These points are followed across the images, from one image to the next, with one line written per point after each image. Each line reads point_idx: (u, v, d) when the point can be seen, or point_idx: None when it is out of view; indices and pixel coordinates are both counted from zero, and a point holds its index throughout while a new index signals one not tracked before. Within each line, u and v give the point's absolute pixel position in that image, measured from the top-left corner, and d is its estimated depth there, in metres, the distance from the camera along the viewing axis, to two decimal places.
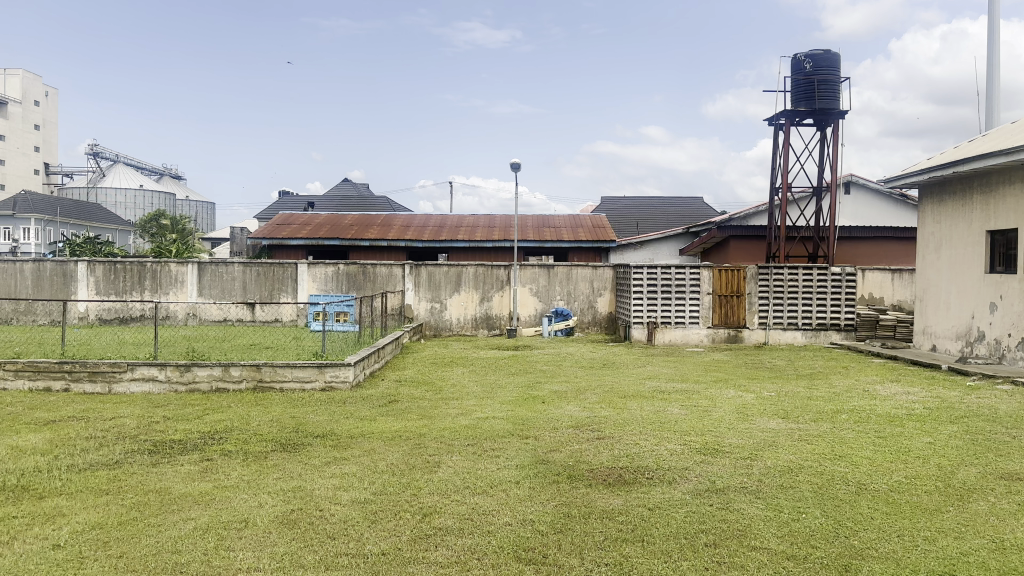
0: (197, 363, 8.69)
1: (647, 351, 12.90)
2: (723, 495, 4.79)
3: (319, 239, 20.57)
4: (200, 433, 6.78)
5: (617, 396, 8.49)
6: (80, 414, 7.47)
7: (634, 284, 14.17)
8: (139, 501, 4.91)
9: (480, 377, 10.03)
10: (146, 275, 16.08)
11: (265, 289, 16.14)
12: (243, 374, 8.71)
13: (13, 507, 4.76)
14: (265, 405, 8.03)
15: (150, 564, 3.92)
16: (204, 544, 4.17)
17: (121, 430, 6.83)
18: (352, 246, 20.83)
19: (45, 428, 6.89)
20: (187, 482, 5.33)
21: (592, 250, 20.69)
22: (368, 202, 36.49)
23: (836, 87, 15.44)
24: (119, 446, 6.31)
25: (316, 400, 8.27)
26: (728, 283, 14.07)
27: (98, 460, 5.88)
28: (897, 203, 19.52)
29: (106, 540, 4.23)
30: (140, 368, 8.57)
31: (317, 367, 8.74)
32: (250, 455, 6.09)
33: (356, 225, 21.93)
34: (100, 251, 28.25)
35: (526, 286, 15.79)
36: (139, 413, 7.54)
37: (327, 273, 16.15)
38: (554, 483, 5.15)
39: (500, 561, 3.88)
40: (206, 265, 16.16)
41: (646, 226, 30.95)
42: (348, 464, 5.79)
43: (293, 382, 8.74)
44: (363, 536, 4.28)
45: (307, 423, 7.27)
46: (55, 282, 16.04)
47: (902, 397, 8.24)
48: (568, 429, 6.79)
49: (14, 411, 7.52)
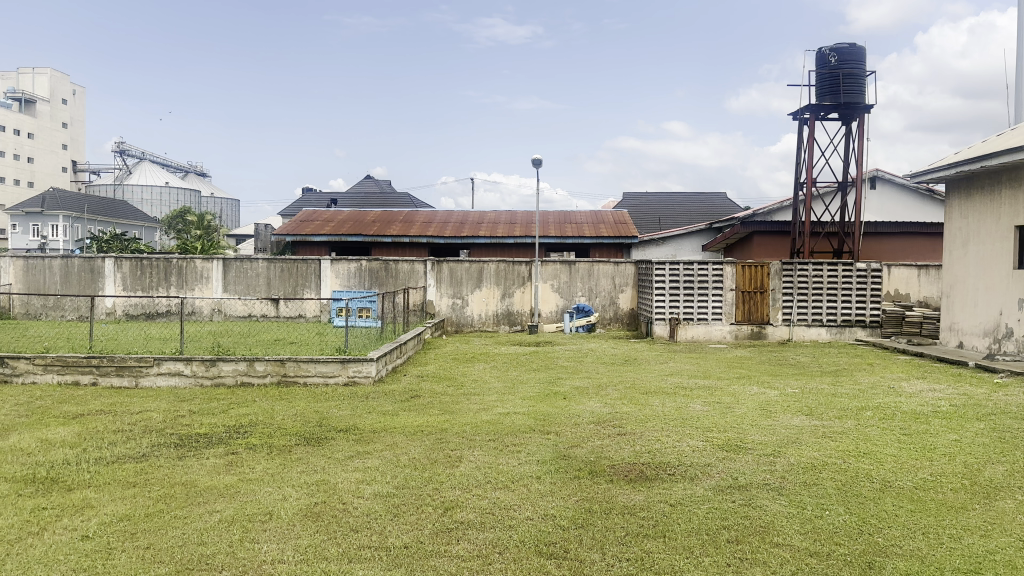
0: (222, 358, 8.80)
1: (669, 347, 12.84)
2: (746, 492, 4.76)
3: (342, 236, 20.72)
4: (225, 427, 6.87)
5: (639, 392, 8.48)
6: (107, 408, 7.60)
7: (656, 280, 14.11)
8: (166, 493, 4.99)
9: (502, 373, 10.06)
10: (172, 271, 16.29)
11: (289, 285, 16.30)
12: (268, 369, 8.81)
13: (43, 499, 4.86)
14: (289, 400, 8.12)
15: (176, 555, 3.98)
16: (229, 537, 4.23)
17: (148, 424, 6.94)
18: (374, 242, 20.95)
19: (73, 421, 7.03)
20: (212, 475, 5.41)
21: (613, 246, 20.62)
22: (390, 199, 36.68)
23: (861, 80, 15.24)
24: (146, 439, 6.42)
25: (339, 395, 8.35)
26: (752, 279, 13.96)
27: (125, 453, 5.98)
28: (924, 198, 19.23)
29: (133, 532, 4.31)
30: (166, 362, 8.70)
31: (340, 362, 8.81)
32: (275, 449, 6.16)
33: (378, 221, 22.06)
34: (127, 247, 28.73)
35: (548, 283, 15.78)
36: (165, 407, 7.66)
37: (349, 269, 16.27)
38: (576, 478, 5.15)
39: (522, 555, 3.90)
40: (231, 261, 16.35)
41: (668, 222, 30.79)
42: (371, 458, 5.84)
43: (316, 377, 8.82)
44: (386, 529, 4.31)
45: (331, 417, 7.34)
46: (83, 278, 16.30)
47: (928, 394, 8.13)
48: (589, 424, 6.79)
49: (44, 404, 7.67)
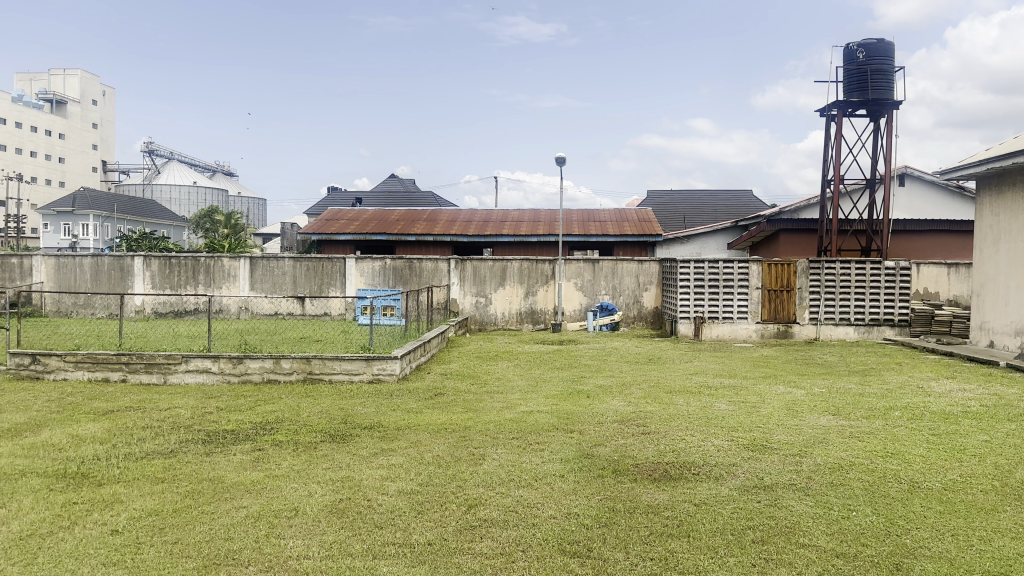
0: (249, 356, 8.90)
1: (693, 346, 12.75)
2: (771, 492, 4.72)
3: (366, 235, 20.85)
4: (251, 424, 6.95)
5: (663, 391, 8.44)
6: (137, 405, 7.73)
7: (681, 279, 14.03)
8: (193, 488, 5.07)
9: (525, 371, 10.06)
10: (200, 269, 16.50)
11: (314, 283, 16.44)
12: (294, 366, 8.90)
13: (74, 493, 4.96)
14: (315, 397, 8.19)
15: (203, 550, 4.04)
16: (255, 533, 4.28)
17: (176, 421, 7.04)
18: (398, 241, 21.05)
19: (103, 417, 7.16)
20: (239, 471, 5.48)
21: (638, 244, 20.53)
22: (414, 198, 36.81)
23: (890, 76, 15.01)
24: (174, 435, 6.51)
25: (363, 392, 8.40)
26: (778, 277, 13.82)
27: (154, 449, 6.08)
28: (954, 195, 18.90)
29: (162, 527, 4.38)
30: (194, 360, 8.82)
31: (364, 360, 8.88)
32: (301, 445, 6.23)
33: (403, 220, 22.16)
34: (155, 246, 29.16)
35: (571, 281, 15.75)
36: (193, 404, 7.77)
37: (374, 268, 16.37)
38: (599, 477, 5.14)
39: (545, 553, 3.90)
40: (258, 259, 16.53)
41: (693, 221, 30.59)
42: (394, 455, 5.87)
43: (341, 374, 8.90)
44: (410, 526, 4.34)
45: (355, 414, 7.39)
46: (113, 277, 16.56)
47: (958, 394, 7.99)
48: (613, 423, 6.77)
49: (74, 401, 7.82)
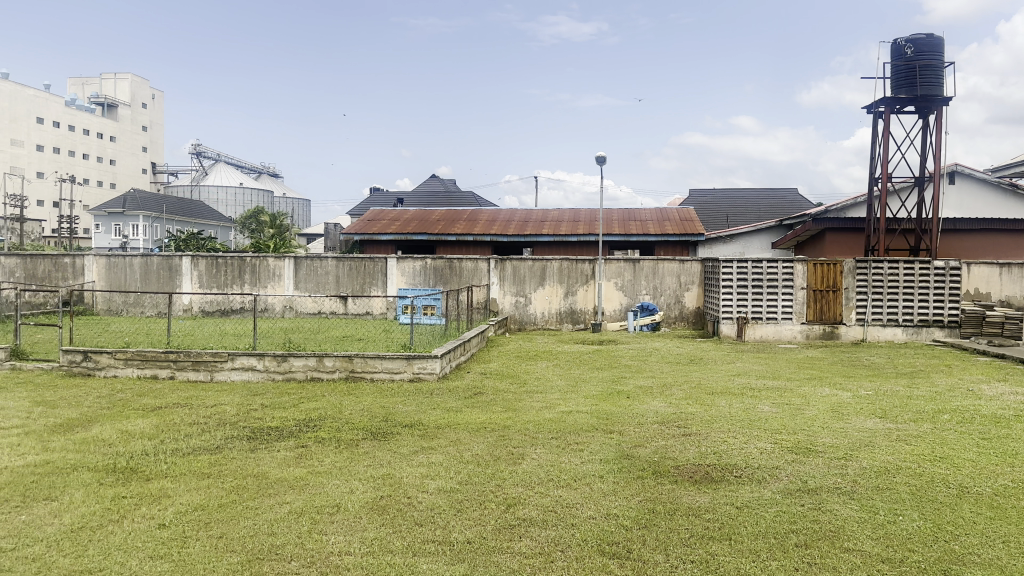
0: (293, 354, 9.05)
1: (736, 347, 12.58)
2: (815, 495, 4.64)
3: (407, 235, 21.04)
4: (295, 421, 7.07)
5: (705, 392, 8.35)
6: (184, 401, 7.92)
7: (723, 279, 13.85)
8: (238, 484, 5.18)
9: (565, 371, 10.05)
10: (246, 269, 16.83)
11: (356, 283, 16.64)
12: (336, 364, 9.03)
13: (124, 487, 5.11)
14: (356, 395, 8.29)
15: (247, 545, 4.12)
16: (298, 528, 4.35)
17: (222, 417, 7.20)
18: (439, 241, 21.20)
19: (152, 413, 7.35)
20: (283, 467, 5.58)
21: (679, 244, 20.34)
22: (454, 198, 37.04)
23: (940, 72, 14.61)
24: (220, 432, 6.66)
25: (404, 390, 8.48)
26: (824, 277, 13.55)
27: (200, 444, 6.22)
28: (1008, 193, 18.31)
29: (207, 521, 4.48)
30: (240, 357, 9.01)
31: (405, 358, 8.95)
32: (342, 443, 6.31)
33: (443, 220, 22.31)
34: (203, 246, 29.88)
35: (611, 281, 15.67)
36: (239, 401, 7.94)
37: (415, 268, 16.51)
38: (639, 478, 5.11)
39: (584, 554, 3.89)
40: (302, 259, 16.80)
41: (736, 220, 30.19)
42: (434, 453, 5.91)
43: (382, 373, 9.00)
44: (449, 524, 4.37)
45: (396, 412, 7.46)
46: (162, 276, 16.99)
47: (1011, 397, 7.74)
48: (653, 424, 6.72)
49: (124, 397, 8.04)
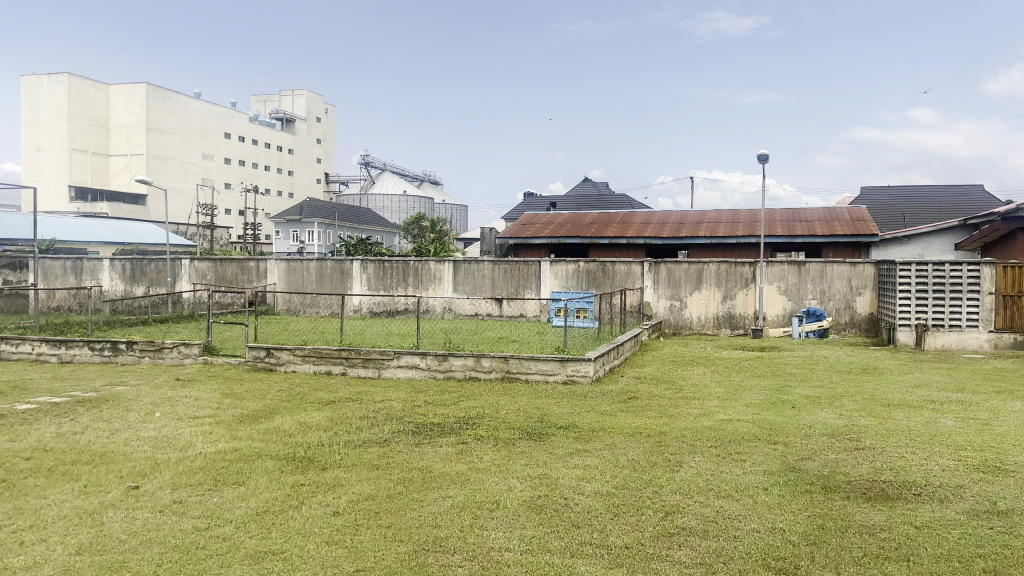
0: (453, 354, 9.41)
1: (914, 357, 11.63)
2: (1010, 519, 4.20)
3: (561, 239, 21.25)
4: (456, 418, 7.34)
5: (879, 404, 7.78)
6: (355, 396, 8.45)
7: (900, 282, 12.86)
8: (405, 476, 5.46)
9: (724, 378, 9.74)
10: (409, 272, 17.69)
11: (512, 285, 17.02)
12: (493, 365, 9.28)
13: (304, 475, 5.54)
14: (513, 395, 8.48)
15: (414, 535, 4.34)
16: (460, 522, 4.52)
17: (389, 412, 7.62)
18: (593, 244, 21.24)
19: (328, 407, 7.91)
20: (445, 463, 5.82)
21: (848, 246, 19.11)
22: (608, 201, 36.91)
23: None
24: (388, 426, 7.05)
25: (559, 392, 8.57)
26: (1018, 281, 12.21)
27: (371, 437, 6.63)
28: None
29: (377, 511, 4.76)
30: (405, 356, 9.50)
31: (559, 360, 9.05)
32: (501, 441, 6.48)
33: (597, 223, 22.32)
34: (370, 250, 31.75)
35: (774, 284, 14.99)
36: (404, 397, 8.36)
37: (569, 271, 16.64)
38: (805, 492, 4.85)
39: (747, 567, 3.75)
40: (460, 263, 17.43)
41: (914, 220, 27.89)
42: (590, 456, 5.93)
43: (537, 374, 9.15)
44: (606, 528, 4.37)
45: (552, 414, 7.55)
46: (335, 278, 18.21)
47: None
48: (821, 436, 6.36)
49: (303, 391, 8.71)
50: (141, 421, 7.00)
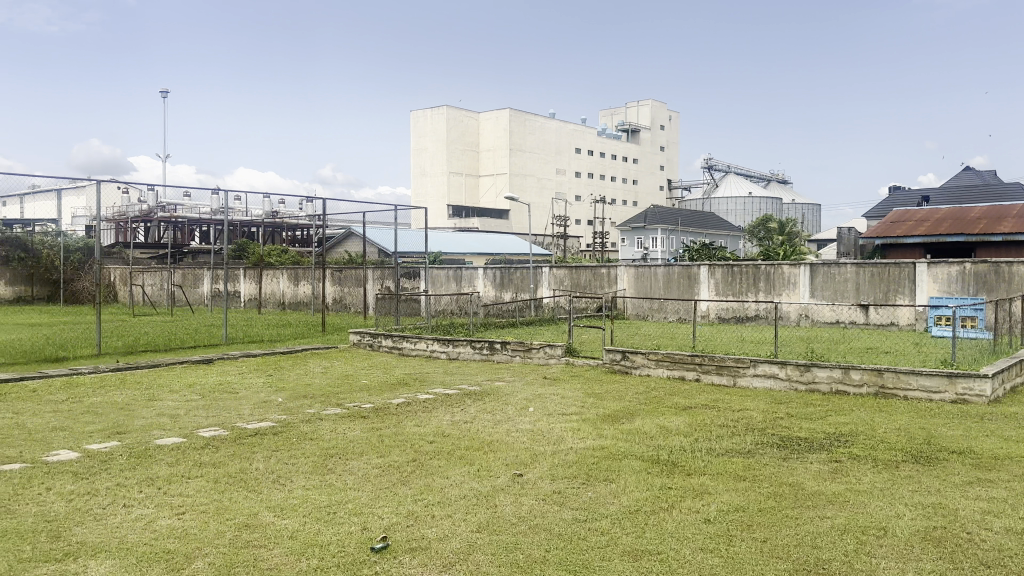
0: (816, 364, 8.79)
1: None
2: None
3: (940, 237, 18.66)
4: (824, 433, 6.82)
5: None
6: (711, 403, 8.33)
7: None
8: (775, 490, 5.20)
9: None
10: (760, 276, 17.00)
11: (879, 290, 15.43)
12: (863, 378, 8.45)
13: (670, 479, 5.58)
14: (890, 412, 7.62)
15: (793, 554, 4.10)
16: (845, 546, 4.16)
17: (749, 422, 7.36)
18: (981, 241, 18.28)
19: (686, 413, 7.91)
20: (818, 480, 5.42)
21: None
22: (1000, 190, 31.51)
23: None
24: (749, 436, 6.80)
25: (949, 412, 7.48)
26: None
27: (732, 447, 6.45)
28: None
29: (750, 523, 4.60)
30: (762, 365, 9.11)
31: (948, 376, 7.92)
32: (880, 463, 5.85)
33: (987, 217, 19.16)
34: (716, 255, 31.27)
35: None
36: (764, 408, 8.01)
37: (951, 274, 14.52)
38: None
39: None
40: (818, 266, 16.28)
41: None
42: (998, 489, 5.06)
43: (919, 390, 8.10)
44: None
45: (941, 436, 6.61)
46: (683, 284, 18.27)
47: None
48: None
49: (659, 395, 8.84)
50: (518, 415, 7.70)
